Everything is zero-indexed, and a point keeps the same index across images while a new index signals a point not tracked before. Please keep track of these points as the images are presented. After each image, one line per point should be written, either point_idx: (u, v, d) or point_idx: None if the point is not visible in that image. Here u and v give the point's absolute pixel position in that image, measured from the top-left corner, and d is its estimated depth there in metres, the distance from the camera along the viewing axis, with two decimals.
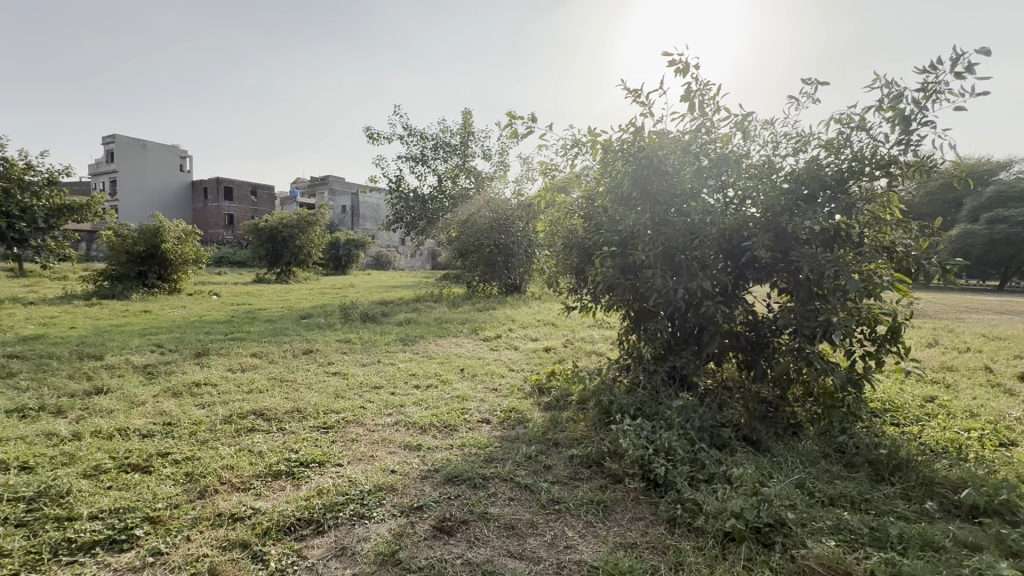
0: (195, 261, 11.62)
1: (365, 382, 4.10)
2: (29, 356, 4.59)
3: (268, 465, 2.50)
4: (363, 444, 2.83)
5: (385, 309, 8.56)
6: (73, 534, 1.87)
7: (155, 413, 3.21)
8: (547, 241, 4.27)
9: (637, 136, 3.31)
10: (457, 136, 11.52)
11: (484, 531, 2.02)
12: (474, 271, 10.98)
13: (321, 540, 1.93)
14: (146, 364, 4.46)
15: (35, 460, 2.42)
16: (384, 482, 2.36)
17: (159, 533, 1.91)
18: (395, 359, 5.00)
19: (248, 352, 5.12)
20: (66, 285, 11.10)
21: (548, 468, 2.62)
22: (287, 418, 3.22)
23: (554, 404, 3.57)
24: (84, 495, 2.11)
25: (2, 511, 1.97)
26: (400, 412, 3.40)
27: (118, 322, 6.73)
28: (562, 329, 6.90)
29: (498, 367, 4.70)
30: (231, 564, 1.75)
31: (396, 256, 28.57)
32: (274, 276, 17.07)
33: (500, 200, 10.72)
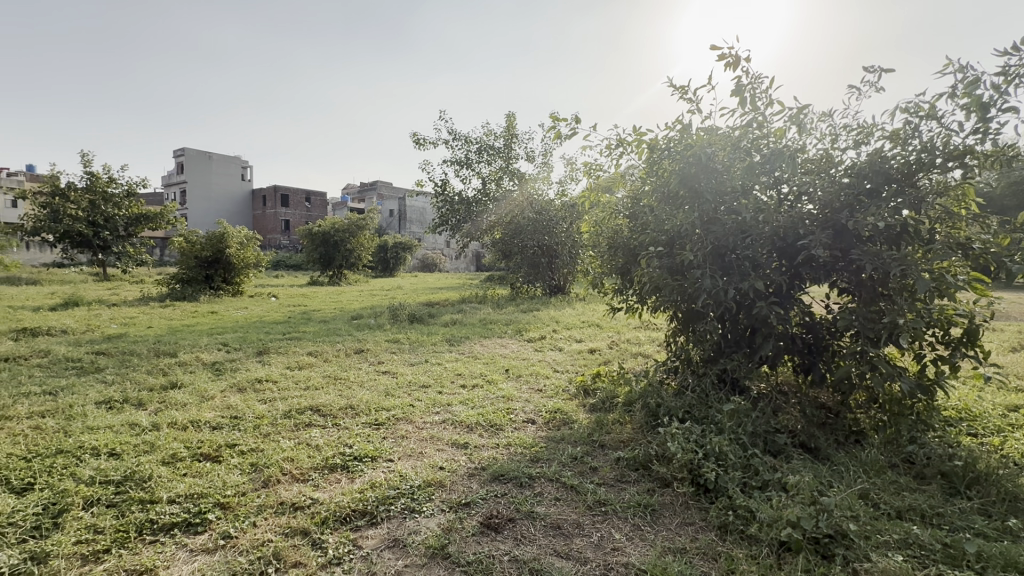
0: (255, 265, 12.35)
1: (413, 380, 4.23)
2: (114, 353, 5.05)
3: (325, 458, 2.63)
4: (413, 441, 2.92)
5: (431, 309, 8.78)
6: (155, 516, 2.04)
7: (222, 406, 3.45)
8: (592, 241, 4.26)
9: (684, 134, 3.27)
10: (501, 138, 11.62)
11: (530, 529, 2.05)
12: (518, 272, 11.06)
13: (374, 531, 2.02)
14: (214, 361, 4.80)
15: (122, 447, 2.66)
16: (433, 478, 2.43)
17: (229, 518, 2.06)
18: (442, 359, 5.12)
19: (305, 351, 5.40)
20: (143, 287, 12.08)
21: (594, 469, 2.61)
22: (342, 414, 3.37)
23: (600, 406, 3.55)
24: (163, 480, 2.30)
25: (96, 492, 2.19)
26: (447, 411, 3.48)
27: (189, 322, 7.26)
28: (608, 330, 6.83)
29: (542, 368, 4.73)
30: (294, 550, 1.86)
31: (442, 258, 29.13)
32: (327, 278, 17.84)
33: (543, 202, 10.72)
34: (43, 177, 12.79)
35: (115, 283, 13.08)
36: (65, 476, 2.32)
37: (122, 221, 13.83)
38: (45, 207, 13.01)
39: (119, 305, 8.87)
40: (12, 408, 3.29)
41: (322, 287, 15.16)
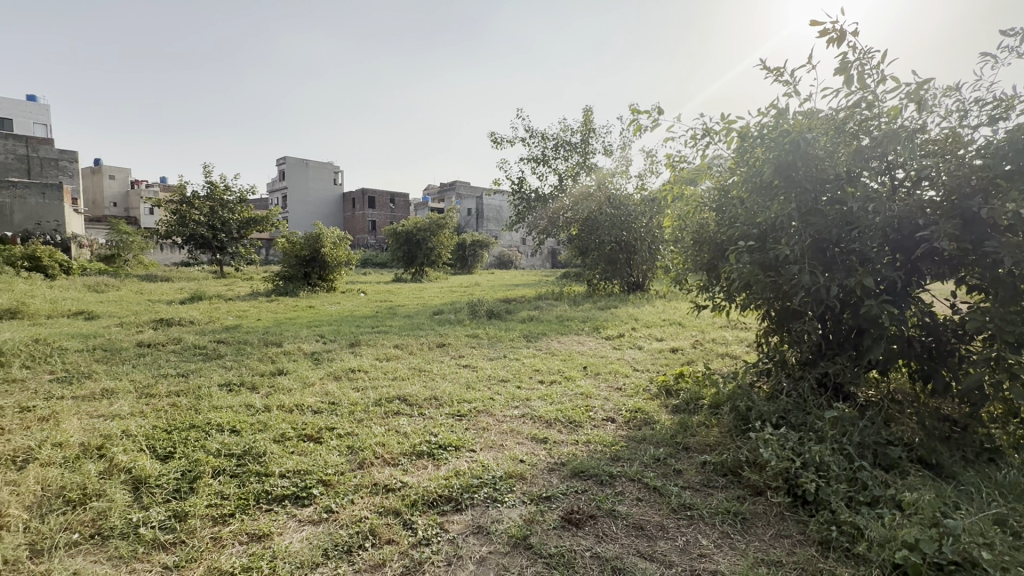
0: (346, 263, 13.28)
1: (493, 374, 4.34)
2: (232, 341, 5.69)
3: (412, 445, 2.78)
4: (493, 433, 3.00)
5: (509, 306, 8.92)
6: (269, 487, 2.28)
7: (322, 392, 3.77)
8: (674, 237, 4.10)
9: (779, 119, 3.04)
10: (578, 133, 11.46)
11: (612, 528, 2.03)
12: (595, 269, 10.92)
13: (459, 517, 2.11)
14: (313, 351, 5.23)
15: (240, 425, 3.00)
16: (514, 470, 2.48)
17: (330, 494, 2.25)
18: (520, 354, 5.20)
19: (392, 344, 5.73)
20: (253, 284, 13.45)
21: (679, 472, 2.53)
22: (427, 405, 3.54)
23: (684, 408, 3.42)
24: (274, 456, 2.57)
25: (221, 463, 2.48)
26: (526, 405, 3.53)
27: (291, 316, 7.99)
28: (691, 329, 6.55)
29: (622, 366, 4.64)
30: (387, 528, 2.00)
31: (518, 255, 29.47)
32: (410, 275, 18.75)
33: (622, 197, 10.47)
34: (174, 187, 14.63)
35: (231, 280, 14.70)
36: (197, 447, 2.66)
37: (236, 224, 15.49)
38: (175, 213, 14.87)
39: (234, 300, 9.94)
40: (156, 387, 3.82)
41: (405, 283, 16.03)
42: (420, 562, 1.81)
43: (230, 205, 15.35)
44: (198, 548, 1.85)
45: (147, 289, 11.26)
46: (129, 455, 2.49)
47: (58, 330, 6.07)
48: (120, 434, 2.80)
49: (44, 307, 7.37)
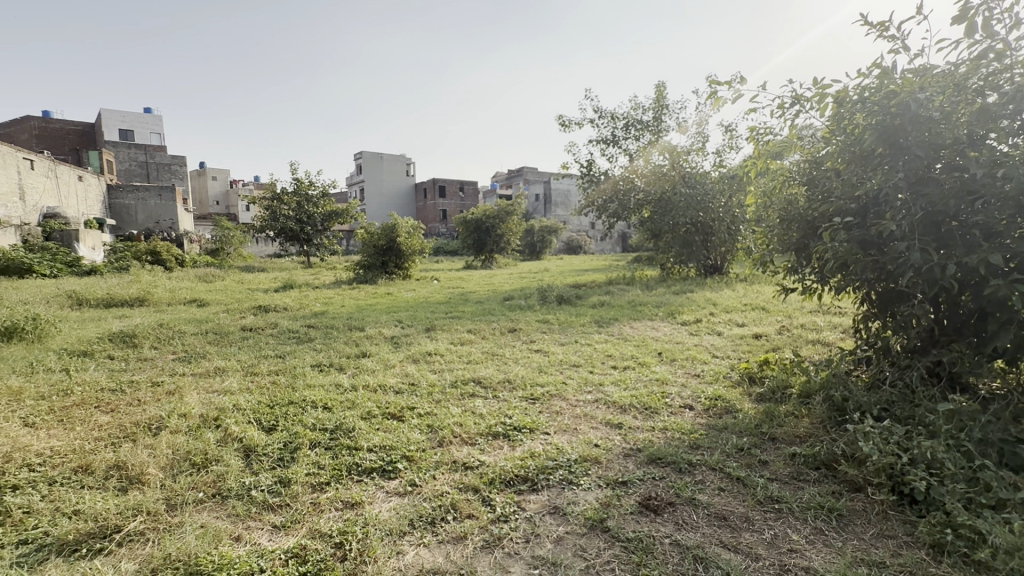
0: (420, 252, 13.79)
1: (564, 359, 4.34)
2: (320, 326, 6.14)
3: (488, 426, 2.87)
4: (567, 417, 3.01)
5: (579, 291, 8.84)
6: (359, 460, 2.45)
7: (402, 374, 3.98)
8: (758, 215, 3.84)
9: (883, 80, 2.73)
10: (649, 111, 10.97)
11: (692, 516, 1.97)
12: (669, 252, 10.53)
13: (536, 497, 2.15)
14: (393, 335, 5.51)
15: (332, 402, 3.25)
16: (589, 454, 2.48)
17: (413, 469, 2.38)
18: (591, 340, 5.15)
19: (465, 328, 5.90)
20: (335, 273, 14.37)
21: (765, 463, 2.39)
22: (500, 387, 3.62)
23: (770, 397, 3.22)
24: (363, 432, 2.76)
25: (317, 436, 2.71)
26: (599, 390, 3.50)
27: (371, 302, 8.47)
28: (776, 314, 6.14)
29: (699, 352, 4.45)
30: (467, 503, 2.08)
31: (587, 240, 29.08)
32: (481, 262, 19.11)
33: (698, 175, 9.96)
34: (266, 185, 15.89)
35: (317, 270, 15.81)
36: (296, 422, 2.92)
37: (320, 218, 16.59)
38: (267, 209, 16.15)
39: (320, 288, 10.67)
40: (258, 367, 4.23)
41: (475, 270, 16.38)
42: (499, 538, 1.87)
43: (314, 200, 16.43)
44: (301, 511, 2.04)
45: (247, 279, 12.41)
46: (240, 427, 2.79)
47: (177, 315, 6.87)
48: (231, 408, 3.13)
49: (165, 295, 8.35)
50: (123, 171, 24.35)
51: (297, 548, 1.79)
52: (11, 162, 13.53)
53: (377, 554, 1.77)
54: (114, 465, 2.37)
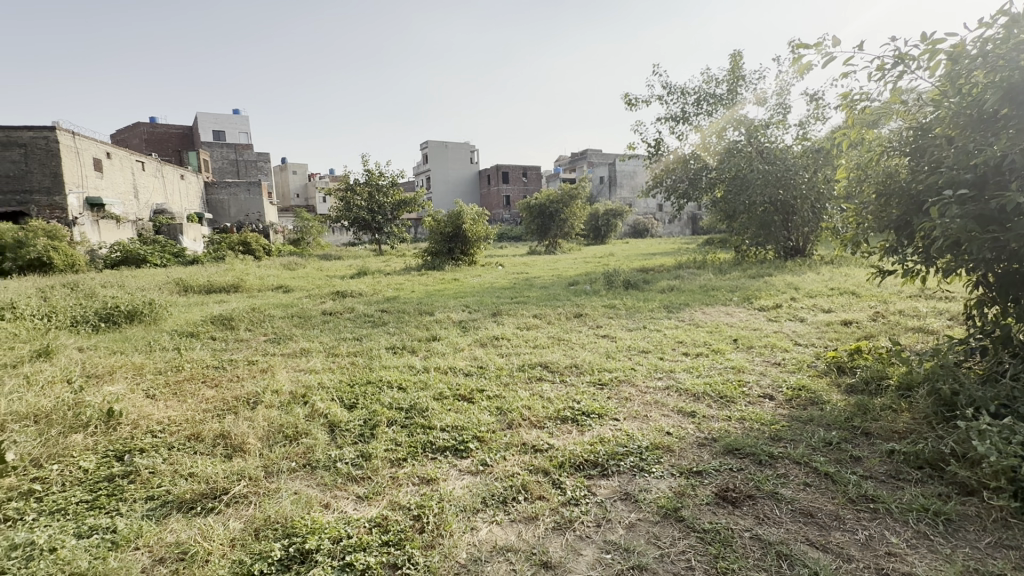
0: (485, 238, 13.98)
1: (633, 345, 4.25)
2: (392, 310, 6.43)
3: (557, 410, 2.88)
4: (637, 404, 2.95)
5: (647, 275, 8.57)
6: (433, 439, 2.56)
7: (471, 357, 4.09)
8: (849, 191, 3.51)
9: (1011, 29, 2.37)
10: (723, 83, 10.28)
11: (774, 511, 1.87)
12: (745, 234, 9.94)
13: (606, 482, 2.14)
14: (460, 320, 5.65)
15: (406, 382, 3.42)
16: (661, 442, 2.42)
17: (484, 450, 2.44)
18: (661, 325, 4.98)
19: (531, 313, 5.92)
20: (405, 260, 14.93)
21: (858, 459, 2.22)
22: (568, 372, 3.62)
23: (862, 389, 2.97)
24: (435, 412, 2.88)
25: (393, 415, 2.86)
26: (670, 377, 3.40)
27: (438, 288, 8.72)
28: (869, 299, 5.62)
29: (780, 340, 4.18)
30: (538, 485, 2.11)
31: (654, 223, 28.12)
32: (545, 247, 19.05)
33: (778, 150, 9.24)
34: (340, 177, 16.74)
35: (387, 257, 16.52)
36: (374, 400, 3.09)
37: (389, 207, 17.26)
38: (342, 200, 17.03)
39: (392, 274, 11.13)
40: (338, 348, 4.50)
41: (540, 256, 16.35)
42: (570, 520, 1.88)
43: (384, 190, 17.09)
44: (382, 484, 2.17)
45: (325, 266, 13.22)
46: (325, 404, 3.00)
47: (266, 300, 7.47)
48: (317, 386, 3.38)
49: (255, 282, 9.09)
50: (217, 169, 26.66)
51: (379, 518, 1.90)
52: (126, 164, 15.23)
53: (452, 529, 1.84)
54: (219, 435, 2.64)
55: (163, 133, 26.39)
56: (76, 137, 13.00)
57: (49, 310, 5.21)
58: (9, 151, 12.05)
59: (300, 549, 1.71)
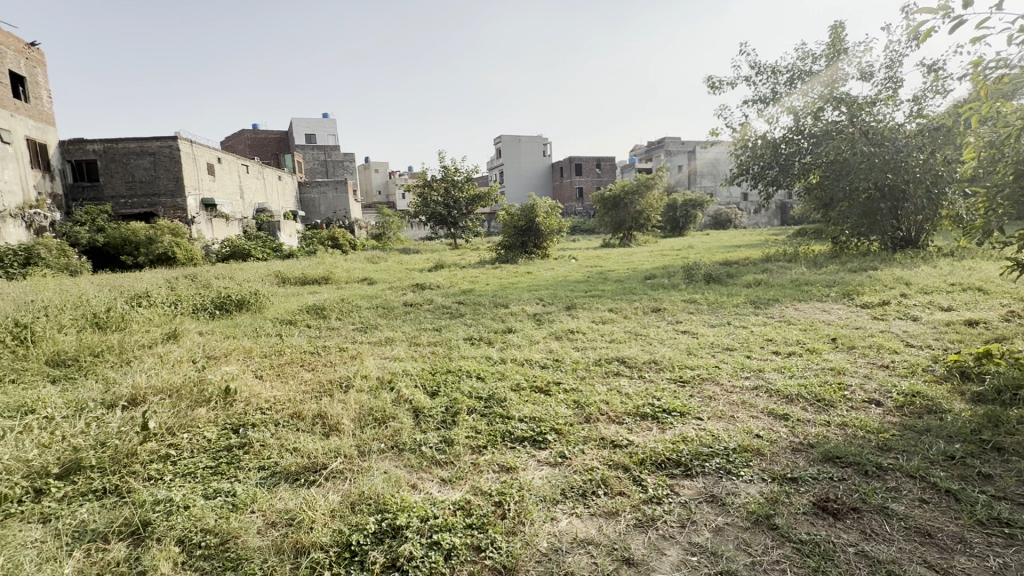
0: (558, 231, 13.93)
1: (716, 341, 4.04)
2: (468, 303, 6.61)
3: (635, 406, 2.82)
4: (722, 403, 2.81)
5: (730, 269, 8.10)
6: (512, 429, 2.61)
7: (546, 350, 4.11)
8: (978, 174, 3.06)
9: None
10: (822, 59, 9.39)
11: (884, 527, 1.71)
12: (844, 223, 9.07)
13: (690, 482, 2.06)
14: (535, 313, 5.69)
15: (484, 372, 3.51)
16: (750, 444, 2.29)
17: (562, 442, 2.45)
18: (747, 322, 4.69)
19: (606, 307, 5.83)
20: (479, 253, 15.25)
21: (988, 478, 1.96)
22: (647, 368, 3.52)
23: (992, 398, 2.61)
24: (513, 402, 2.93)
25: (473, 403, 2.94)
26: (759, 377, 3.21)
27: (512, 281, 8.83)
28: (999, 297, 4.92)
29: (888, 340, 3.77)
30: (618, 481, 2.08)
31: (738, 214, 26.47)
32: (619, 240, 18.62)
33: (886, 129, 8.32)
34: (419, 173, 17.41)
35: (463, 251, 16.98)
36: (454, 389, 3.21)
37: (464, 202, 17.71)
38: (420, 195, 17.72)
39: (467, 268, 11.42)
40: (419, 338, 4.72)
41: (614, 249, 16.00)
42: (653, 519, 1.84)
43: (460, 185, 17.54)
44: (464, 469, 2.25)
45: (405, 260, 13.85)
46: (410, 390, 3.16)
47: (353, 292, 7.99)
48: (401, 373, 3.56)
49: (343, 275, 9.73)
50: (309, 170, 28.80)
51: (463, 501, 1.97)
52: (234, 168, 16.89)
53: (533, 517, 1.87)
54: (317, 414, 2.88)
55: (263, 138, 28.93)
56: (193, 145, 14.60)
57: (175, 298, 5.94)
58: (141, 160, 13.80)
59: (391, 524, 1.82)
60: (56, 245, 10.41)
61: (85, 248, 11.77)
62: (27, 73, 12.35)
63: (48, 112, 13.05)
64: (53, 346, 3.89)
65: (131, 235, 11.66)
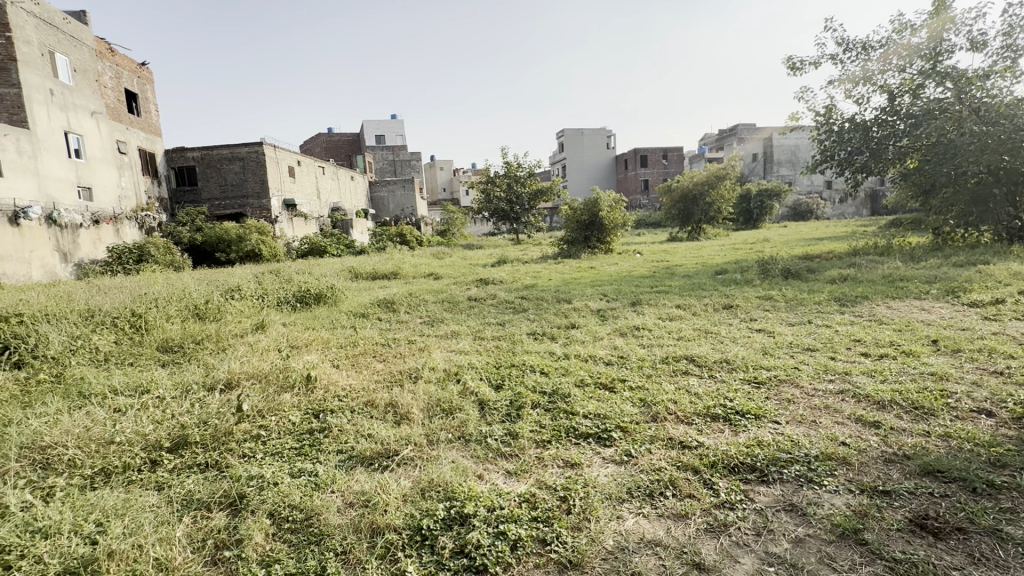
0: (622, 225, 13.60)
1: (795, 341, 3.79)
2: (531, 298, 6.63)
3: (706, 406, 2.71)
4: (802, 407, 2.64)
5: (812, 263, 7.54)
6: (576, 425, 2.60)
7: (611, 346, 4.04)
8: None
9: None
10: (923, 30, 8.45)
11: (996, 552, 1.54)
12: (948, 212, 8.15)
13: (766, 489, 1.96)
14: (599, 308, 5.61)
15: (548, 367, 3.52)
16: (834, 452, 2.14)
17: (628, 440, 2.41)
18: (831, 321, 4.35)
19: (673, 303, 5.64)
20: (542, 248, 15.22)
21: None
22: (717, 367, 3.37)
23: None
24: (577, 398, 2.92)
25: (538, 398, 2.97)
26: (845, 380, 2.97)
27: (575, 276, 8.75)
28: None
29: (1002, 344, 3.35)
30: (687, 483, 2.02)
31: (821, 203, 24.55)
32: (687, 233, 17.88)
33: (1001, 105, 7.36)
34: (482, 170, 17.67)
35: (525, 246, 17.05)
36: (518, 382, 3.25)
37: (527, 196, 17.77)
38: (483, 192, 17.99)
39: (530, 263, 11.45)
40: (484, 332, 4.81)
41: (682, 243, 15.38)
42: (725, 524, 1.77)
43: (522, 180, 17.61)
44: (528, 462, 2.28)
45: (469, 255, 14.12)
46: (475, 383, 3.24)
47: (420, 287, 8.27)
48: (467, 365, 3.66)
49: (411, 270, 10.10)
50: (379, 169, 30.11)
51: (528, 494, 2.00)
52: (312, 169, 18.00)
53: (598, 515, 1.86)
54: (389, 403, 3.02)
55: (337, 140, 30.61)
56: (276, 149, 15.72)
57: (262, 292, 6.46)
58: (232, 165, 15.06)
59: (459, 511, 1.88)
60: (163, 243, 11.63)
61: (187, 246, 13.06)
62: (139, 90, 13.87)
63: (155, 125, 14.58)
64: (162, 334, 4.37)
65: (224, 234, 12.79)
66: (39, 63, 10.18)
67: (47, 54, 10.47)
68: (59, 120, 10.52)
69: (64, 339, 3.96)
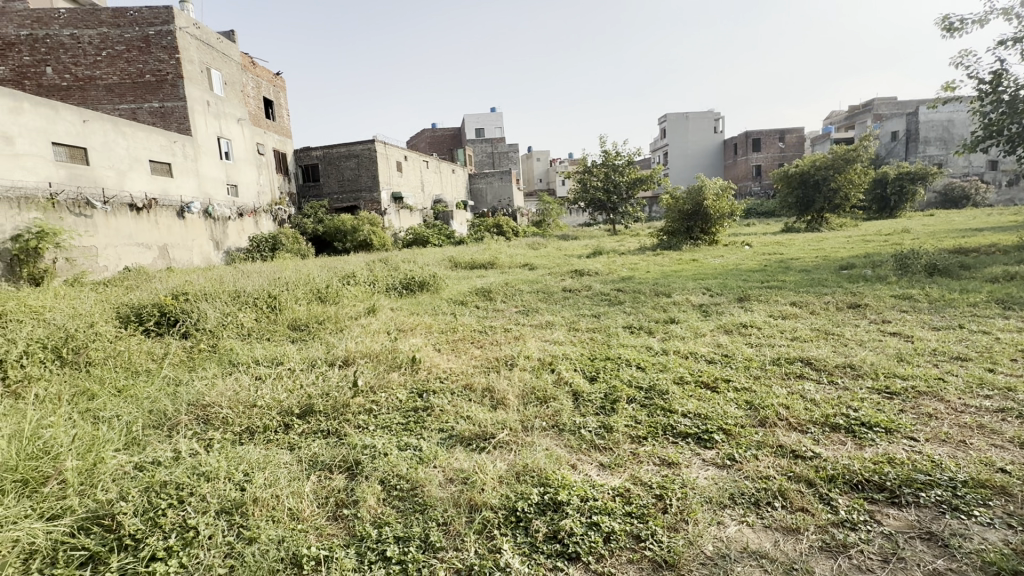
0: (729, 215, 12.66)
1: (940, 348, 3.28)
2: (627, 290, 6.44)
3: (824, 414, 2.46)
4: (948, 425, 2.29)
5: (965, 258, 6.43)
6: (674, 422, 2.51)
7: (713, 343, 3.82)
8: None
9: None
10: None
11: None
12: None
13: (897, 512, 1.75)
14: (701, 303, 5.31)
15: (645, 362, 3.42)
16: (990, 479, 1.84)
17: (732, 444, 2.27)
18: (991, 327, 3.69)
19: (787, 300, 5.16)
20: (639, 239, 14.70)
21: None
22: (839, 373, 3.04)
23: None
24: (677, 396, 2.81)
25: (633, 393, 2.91)
26: (1007, 397, 2.52)
27: (675, 269, 8.34)
28: None
29: None
30: (799, 495, 1.86)
31: (981, 187, 20.79)
32: (805, 223, 16.18)
33: None
34: (579, 160, 17.46)
35: (621, 236, 16.60)
36: (614, 375, 3.22)
37: (625, 185, 17.23)
38: (580, 182, 17.78)
39: (627, 254, 11.13)
40: (578, 324, 4.79)
41: (799, 234, 13.93)
42: (844, 545, 1.61)
43: (620, 169, 17.09)
44: (623, 457, 2.25)
45: (564, 246, 14.06)
46: (570, 373, 3.25)
47: (516, 276, 8.42)
48: (561, 356, 3.68)
49: (507, 260, 10.31)
50: (478, 162, 31.03)
51: (622, 489, 1.98)
52: (416, 163, 19.05)
53: (697, 517, 1.79)
54: (486, 388, 3.15)
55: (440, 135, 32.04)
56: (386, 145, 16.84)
57: (373, 278, 7.03)
58: (349, 161, 16.43)
59: (552, 498, 1.92)
60: (292, 233, 13.10)
61: (311, 236, 14.58)
62: (274, 97, 15.63)
63: (287, 127, 16.36)
64: (291, 314, 4.96)
65: (341, 225, 14.05)
66: (199, 79, 11.92)
67: (205, 70, 12.20)
68: (213, 127, 12.23)
69: (218, 315, 4.65)
